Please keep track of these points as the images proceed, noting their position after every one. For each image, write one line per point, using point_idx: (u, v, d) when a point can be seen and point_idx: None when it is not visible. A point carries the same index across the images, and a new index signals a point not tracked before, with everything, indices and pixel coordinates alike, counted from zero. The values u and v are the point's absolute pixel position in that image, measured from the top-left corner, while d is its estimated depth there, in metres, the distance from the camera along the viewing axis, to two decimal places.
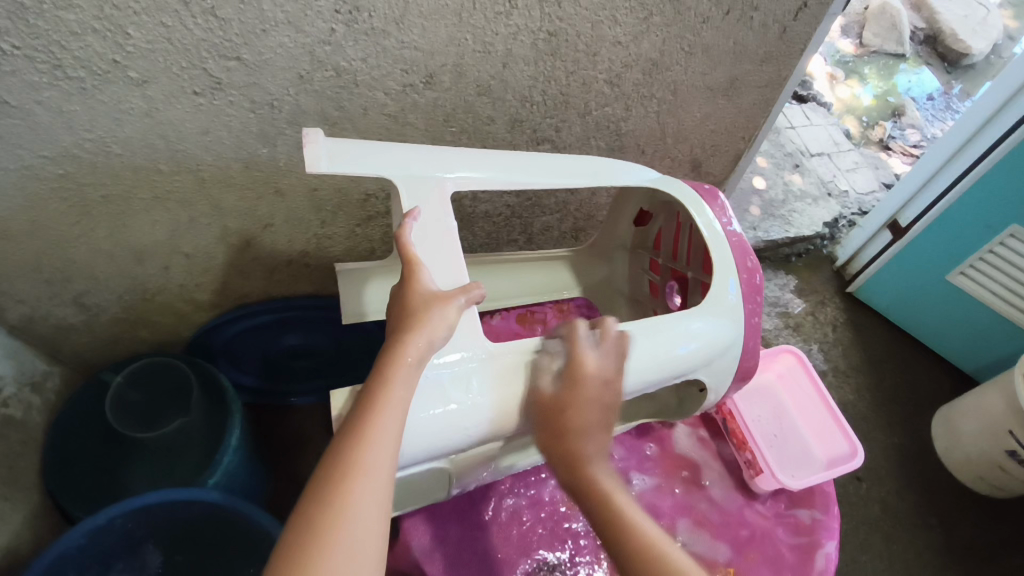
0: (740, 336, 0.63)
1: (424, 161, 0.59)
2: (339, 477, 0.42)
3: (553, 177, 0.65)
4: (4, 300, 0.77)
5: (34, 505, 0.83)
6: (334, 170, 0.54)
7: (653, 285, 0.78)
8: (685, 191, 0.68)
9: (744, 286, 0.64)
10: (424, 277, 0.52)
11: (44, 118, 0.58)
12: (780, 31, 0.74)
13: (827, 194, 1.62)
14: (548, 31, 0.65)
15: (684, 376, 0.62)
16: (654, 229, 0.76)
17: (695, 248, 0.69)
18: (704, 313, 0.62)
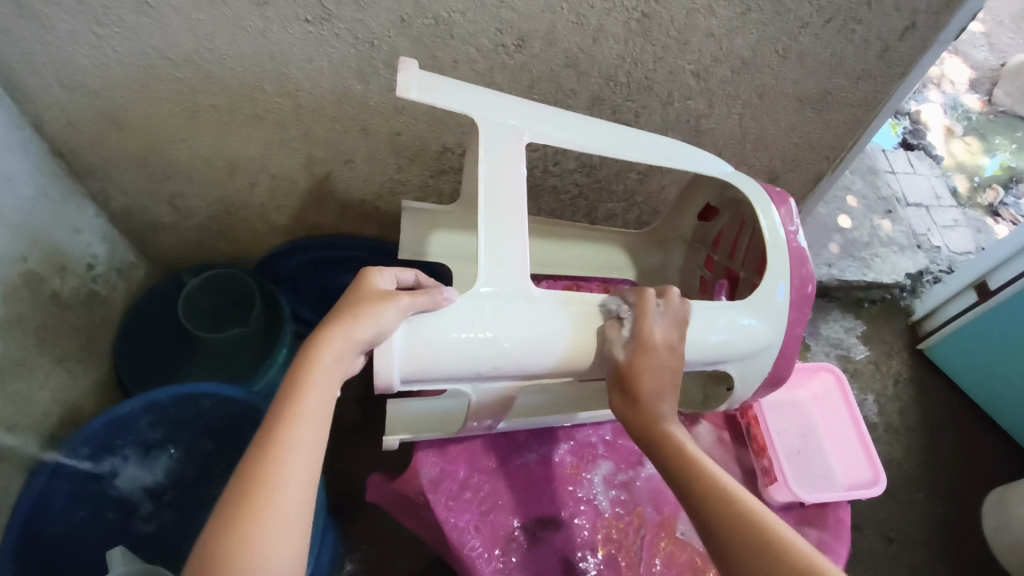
0: (778, 341, 0.61)
1: (506, 108, 0.58)
2: (250, 500, 0.40)
3: (628, 151, 0.63)
4: (110, 187, 0.86)
5: (101, 375, 0.91)
6: (421, 99, 0.54)
7: (703, 281, 0.77)
8: (756, 189, 0.65)
9: (795, 294, 0.61)
10: (360, 287, 0.50)
11: (173, 22, 0.65)
12: (883, 50, 0.72)
13: (916, 246, 1.55)
14: (642, 12, 0.66)
15: (716, 366, 0.59)
16: (717, 226, 0.75)
17: (753, 251, 0.67)
18: (750, 309, 0.59)
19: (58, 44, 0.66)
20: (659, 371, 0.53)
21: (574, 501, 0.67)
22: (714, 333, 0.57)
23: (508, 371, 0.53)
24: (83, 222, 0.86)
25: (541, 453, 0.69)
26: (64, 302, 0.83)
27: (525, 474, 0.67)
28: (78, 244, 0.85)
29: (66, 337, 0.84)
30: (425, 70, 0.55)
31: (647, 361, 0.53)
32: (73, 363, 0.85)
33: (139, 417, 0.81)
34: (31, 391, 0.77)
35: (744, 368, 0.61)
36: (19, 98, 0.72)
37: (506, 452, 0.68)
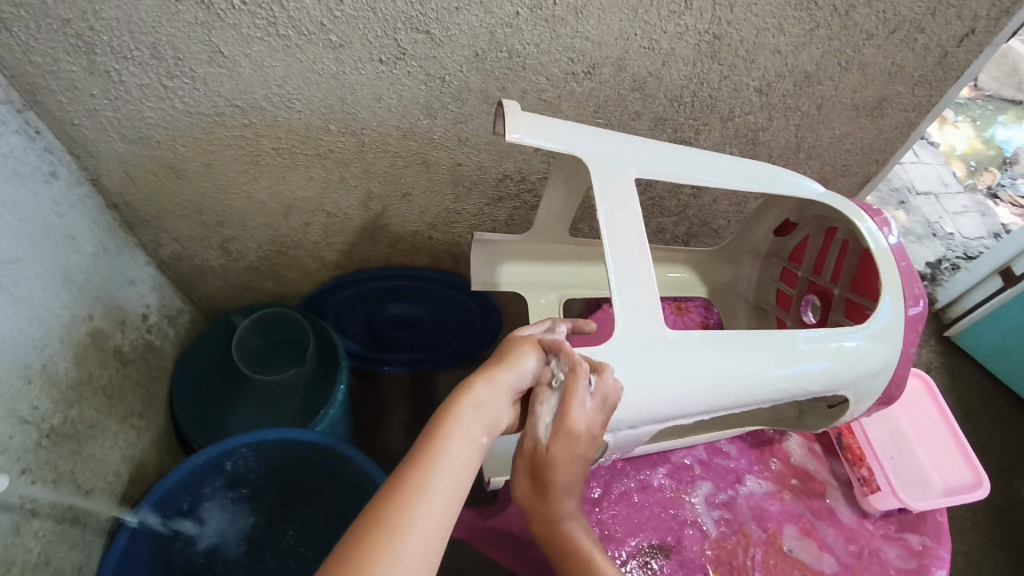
0: (893, 363, 0.64)
1: (614, 147, 0.60)
2: (378, 536, 0.37)
3: (727, 178, 0.65)
4: (161, 235, 0.84)
5: (160, 427, 0.89)
6: (531, 141, 0.55)
7: (782, 295, 0.81)
8: (846, 203, 0.68)
9: (910, 315, 0.64)
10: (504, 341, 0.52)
11: (246, 70, 0.64)
12: (940, 56, 0.74)
13: (930, 235, 1.59)
14: (713, 34, 0.66)
15: (834, 391, 0.62)
16: (798, 238, 0.78)
17: (846, 267, 0.71)
18: (865, 335, 0.62)
19: (126, 97, 0.65)
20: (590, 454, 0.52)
21: (680, 523, 0.67)
22: (836, 362, 0.61)
23: (643, 419, 0.55)
24: (136, 272, 0.84)
25: (641, 479, 0.70)
26: (126, 356, 0.81)
27: (631, 502, 0.67)
28: (134, 295, 0.83)
29: (130, 393, 0.81)
30: (529, 112, 0.56)
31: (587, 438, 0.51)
32: (138, 419, 0.82)
33: (215, 471, 0.79)
34: (104, 452, 0.75)
35: (860, 390, 0.63)
36: (79, 153, 0.70)
37: (607, 481, 0.69)
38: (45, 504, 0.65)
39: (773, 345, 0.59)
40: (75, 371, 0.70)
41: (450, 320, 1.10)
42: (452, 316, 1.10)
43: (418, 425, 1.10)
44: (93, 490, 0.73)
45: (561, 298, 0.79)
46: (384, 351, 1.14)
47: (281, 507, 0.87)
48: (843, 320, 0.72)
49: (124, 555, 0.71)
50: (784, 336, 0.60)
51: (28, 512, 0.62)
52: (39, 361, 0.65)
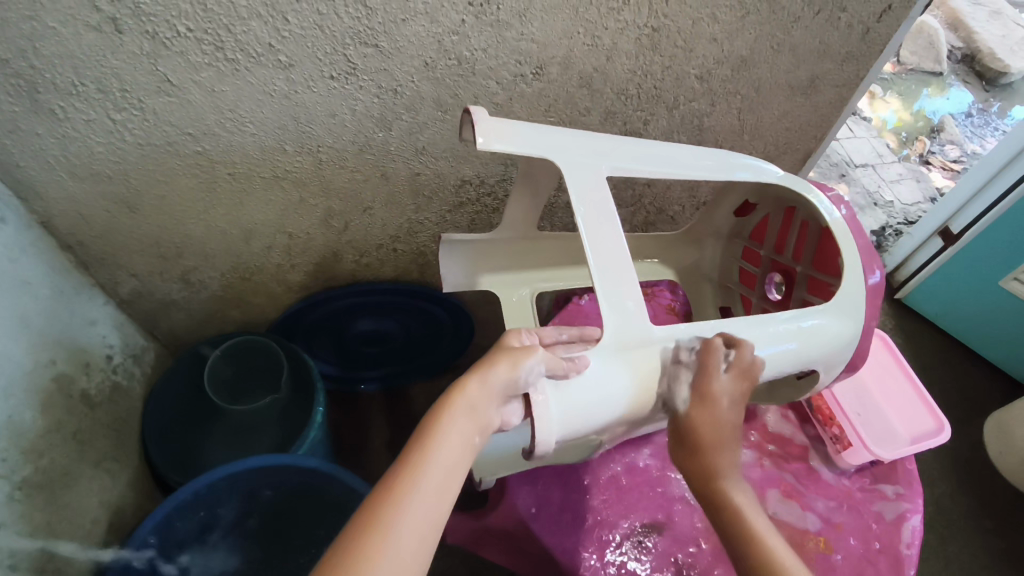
0: (856, 336, 0.67)
1: (580, 146, 0.61)
2: (367, 536, 0.39)
3: (686, 169, 0.66)
4: (119, 273, 0.83)
5: (135, 469, 0.87)
6: (501, 148, 0.56)
7: (745, 273, 0.84)
8: (801, 182, 0.71)
9: (870, 285, 0.68)
10: (510, 339, 0.54)
11: (196, 98, 0.63)
12: (863, 32, 0.78)
13: (872, 204, 1.66)
14: (652, 26, 0.69)
15: (804, 368, 0.65)
16: (758, 217, 0.81)
17: (807, 245, 0.74)
18: (825, 312, 0.66)
19: (73, 134, 0.64)
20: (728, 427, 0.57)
21: (669, 499, 0.69)
22: (803, 340, 0.64)
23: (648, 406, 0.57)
24: (95, 313, 0.82)
25: (626, 462, 0.73)
26: (94, 400, 0.79)
27: (619, 484, 0.70)
28: (95, 336, 0.81)
29: (100, 436, 0.79)
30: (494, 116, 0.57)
31: (707, 419, 0.57)
32: (112, 462, 0.81)
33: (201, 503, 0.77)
34: (80, 499, 0.73)
35: (829, 363, 0.66)
36: (27, 194, 0.69)
37: (593, 469, 0.72)
38: (25, 558, 0.63)
39: (745, 328, 0.62)
40: (44, 419, 0.69)
41: (421, 333, 1.11)
42: (423, 327, 1.10)
43: (399, 440, 1.09)
44: (74, 540, 0.71)
45: (533, 292, 0.81)
46: (359, 368, 1.13)
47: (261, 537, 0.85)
48: (807, 296, 0.75)
49: None
50: (751, 322, 0.63)
51: (6, 567, 0.60)
52: (4, 412, 0.63)
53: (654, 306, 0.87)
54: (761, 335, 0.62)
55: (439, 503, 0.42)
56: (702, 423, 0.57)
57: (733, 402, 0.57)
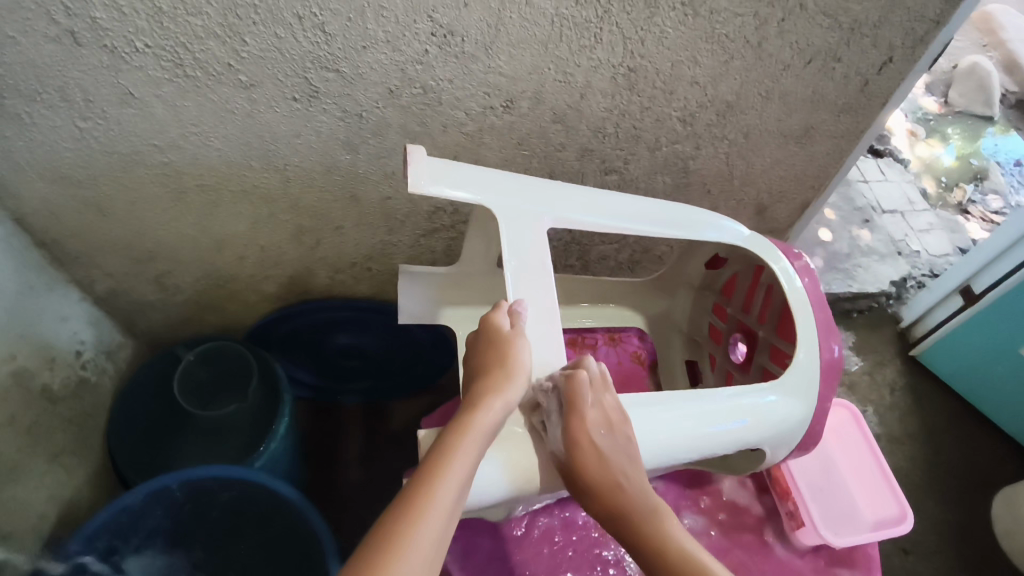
0: (809, 413, 0.69)
1: (528, 197, 0.63)
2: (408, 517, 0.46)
3: (645, 226, 0.69)
4: (94, 272, 0.84)
5: (95, 466, 0.88)
6: (433, 190, 0.57)
7: (713, 329, 0.86)
8: (767, 246, 0.73)
9: (824, 362, 0.70)
10: (498, 321, 0.59)
11: (158, 111, 0.64)
12: (861, 85, 0.75)
13: (896, 253, 1.53)
14: (628, 67, 0.67)
15: (753, 446, 0.67)
16: (727, 273, 0.82)
17: (770, 308, 0.76)
18: (777, 390, 0.68)
19: (39, 138, 0.64)
20: (617, 452, 0.57)
21: (601, 563, 0.74)
22: (754, 418, 0.66)
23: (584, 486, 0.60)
24: (69, 310, 0.83)
25: (565, 517, 0.76)
26: (56, 395, 0.80)
27: (552, 541, 0.74)
28: (65, 333, 0.82)
29: (59, 432, 0.80)
30: (434, 158, 0.59)
31: (588, 451, 0.56)
32: (68, 458, 0.82)
33: (154, 508, 0.78)
34: (27, 494, 0.75)
35: (777, 441, 0.69)
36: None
37: (528, 521, 0.75)
38: None
39: (696, 404, 0.64)
40: None
41: (397, 351, 1.08)
42: (400, 350, 1.08)
43: (367, 458, 1.08)
44: (13, 536, 0.72)
45: None
46: (340, 382, 1.12)
47: (211, 547, 0.85)
48: (766, 363, 0.76)
49: None
50: (705, 398, 0.65)
51: None
52: None
53: (620, 352, 0.87)
54: (715, 409, 0.65)
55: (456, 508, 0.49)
56: (586, 457, 0.56)
57: (602, 423, 0.58)
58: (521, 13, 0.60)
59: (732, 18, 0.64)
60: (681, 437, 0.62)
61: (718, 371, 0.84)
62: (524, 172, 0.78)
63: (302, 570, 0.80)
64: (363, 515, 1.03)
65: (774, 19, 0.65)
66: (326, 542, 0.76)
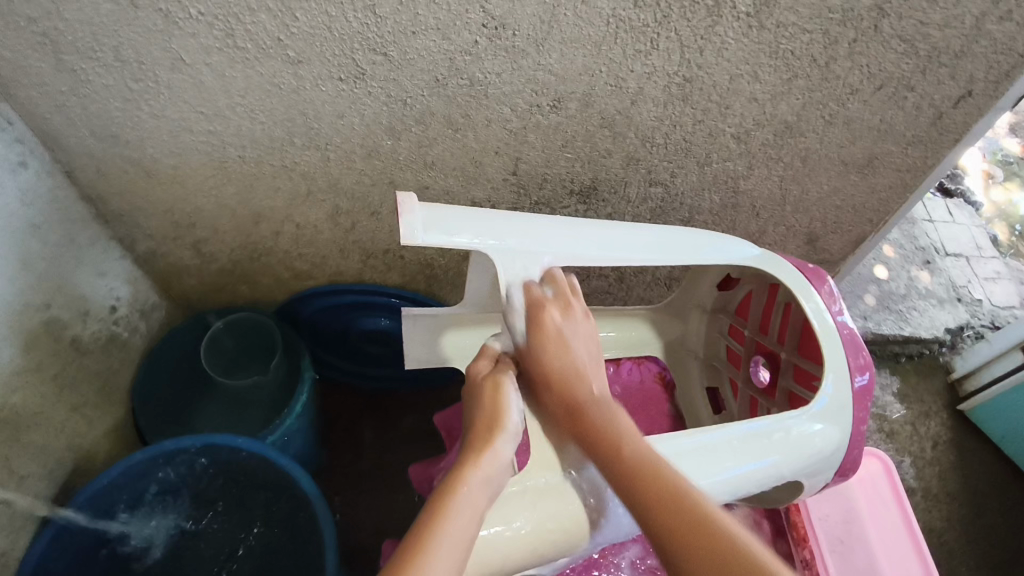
0: (842, 446, 0.66)
1: (525, 237, 0.62)
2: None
3: (661, 249, 0.68)
4: (136, 232, 0.86)
5: (117, 420, 0.90)
6: (429, 238, 0.57)
7: (731, 352, 0.84)
8: (791, 273, 0.71)
9: (855, 387, 0.67)
10: (477, 371, 0.60)
11: (207, 78, 0.64)
12: (935, 117, 0.70)
13: (956, 299, 1.44)
14: (683, 76, 0.64)
15: (789, 478, 0.64)
16: (742, 292, 0.81)
17: (790, 331, 0.74)
18: (808, 420, 0.64)
19: (93, 95, 0.66)
20: (577, 345, 0.60)
21: None
22: (788, 450, 0.63)
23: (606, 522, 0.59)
24: (108, 266, 0.85)
25: None
26: (85, 347, 0.82)
27: None
28: (102, 287, 0.84)
29: (84, 383, 0.82)
30: (427, 206, 0.59)
31: (547, 342, 0.59)
32: (91, 410, 0.84)
33: (163, 468, 0.78)
34: (47, 441, 0.77)
35: (814, 471, 0.65)
36: (52, 145, 0.72)
37: None
38: None
39: (729, 439, 0.61)
40: (23, 359, 0.72)
41: None
42: None
43: (381, 445, 1.08)
44: (29, 478, 0.74)
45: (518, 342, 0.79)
46: (358, 365, 1.12)
47: (223, 512, 0.86)
48: (792, 386, 0.74)
49: (44, 554, 0.70)
50: (736, 431, 0.62)
51: None
52: None
53: (643, 371, 0.88)
54: (739, 446, 0.61)
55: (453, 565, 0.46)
56: (545, 350, 0.59)
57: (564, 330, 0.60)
58: (577, 12, 0.58)
59: (800, 34, 0.60)
60: (699, 481, 0.58)
61: (740, 397, 0.82)
62: (566, 174, 0.76)
63: (304, 545, 0.80)
64: (368, 506, 1.03)
65: (846, 39, 0.61)
66: (326, 524, 0.74)
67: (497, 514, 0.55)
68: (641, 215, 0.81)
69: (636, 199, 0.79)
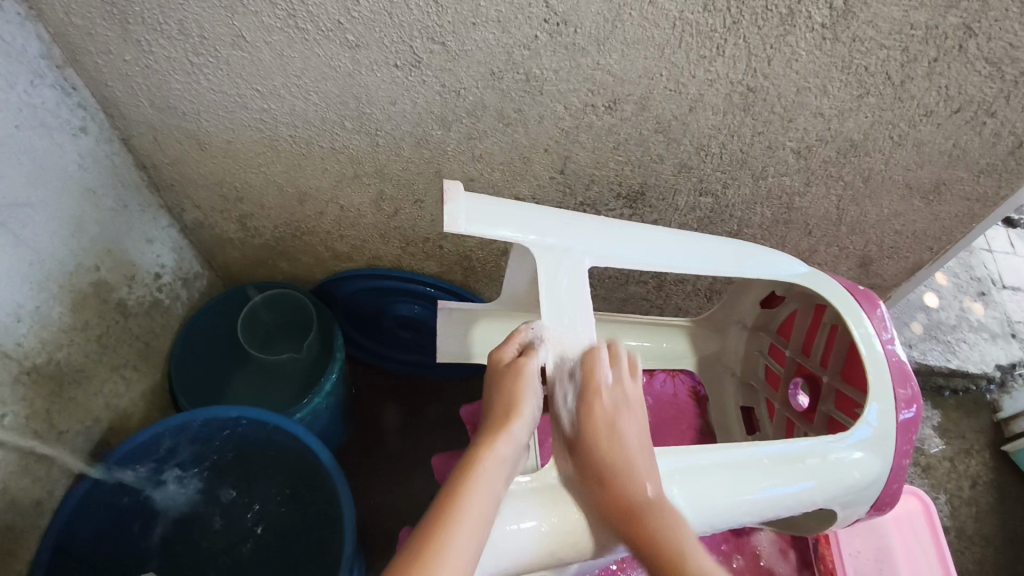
0: (883, 478, 0.63)
1: (567, 234, 0.60)
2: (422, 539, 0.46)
3: (708, 260, 0.66)
4: (184, 202, 0.87)
5: (154, 384, 0.92)
6: (470, 230, 0.56)
7: (770, 372, 0.81)
8: (839, 293, 0.69)
9: (900, 420, 0.64)
10: (501, 352, 0.58)
11: (266, 57, 0.64)
12: (1014, 146, 0.66)
13: (1009, 334, 1.37)
14: (747, 85, 0.61)
15: (822, 506, 0.61)
16: (785, 312, 0.78)
17: (835, 355, 0.71)
18: (849, 447, 0.62)
19: (155, 66, 0.67)
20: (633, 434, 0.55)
21: None
22: (823, 477, 0.60)
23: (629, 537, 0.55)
24: (157, 233, 0.87)
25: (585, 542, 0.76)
26: (129, 311, 0.84)
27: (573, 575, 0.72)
28: (149, 254, 0.86)
29: (126, 346, 0.85)
30: (471, 196, 0.57)
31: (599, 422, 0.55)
32: (130, 372, 0.86)
33: (195, 435, 0.80)
34: (87, 398, 0.79)
35: (851, 501, 0.62)
36: (112, 113, 0.73)
37: None
38: (15, 441, 0.68)
39: (764, 461, 0.59)
40: (71, 318, 0.74)
41: None
42: None
43: (405, 431, 1.09)
44: (68, 434, 0.76)
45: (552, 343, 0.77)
46: (390, 349, 1.12)
47: (248, 483, 0.87)
48: (832, 412, 0.71)
49: (76, 510, 0.72)
50: (772, 454, 0.59)
51: None
52: (31, 303, 0.68)
53: (676, 384, 0.86)
54: (771, 467, 0.59)
55: (477, 522, 0.47)
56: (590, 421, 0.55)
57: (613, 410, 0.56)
58: (643, 12, 0.56)
59: (877, 50, 0.57)
60: (726, 500, 0.56)
61: (776, 420, 0.79)
62: (614, 177, 0.74)
63: (325, 524, 0.81)
64: (387, 491, 1.03)
65: (926, 58, 0.58)
66: (347, 505, 0.74)
67: (536, 507, 0.52)
68: (688, 224, 0.79)
69: (683, 207, 0.77)
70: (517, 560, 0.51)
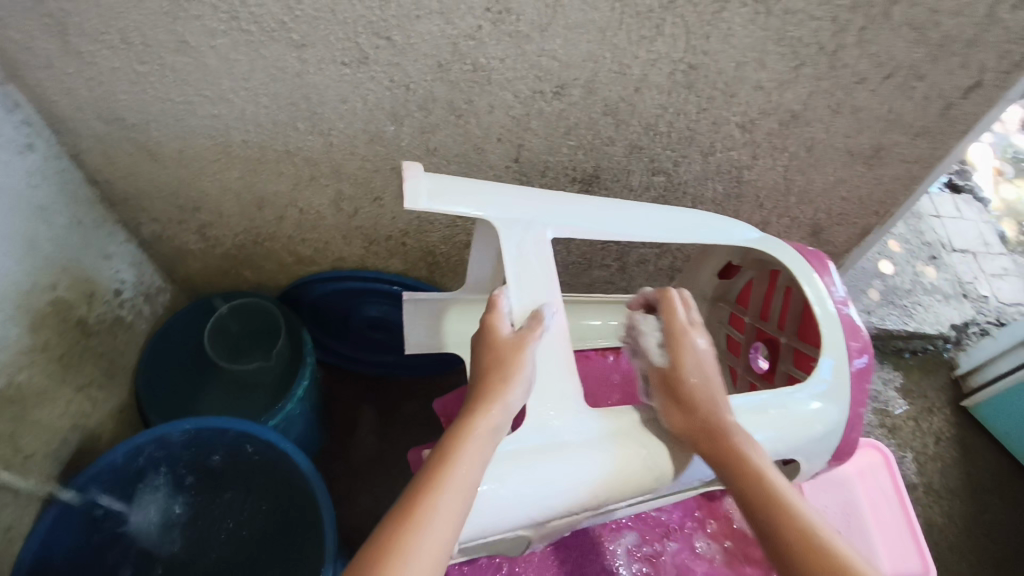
0: (841, 426, 0.65)
1: (525, 205, 0.62)
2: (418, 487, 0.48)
3: (662, 230, 0.68)
4: (141, 215, 0.86)
5: (122, 401, 0.91)
6: (432, 206, 0.56)
7: (731, 340, 0.84)
8: (789, 253, 0.71)
9: (853, 369, 0.66)
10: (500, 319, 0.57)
11: (211, 61, 0.64)
12: (944, 107, 0.69)
13: (961, 295, 1.43)
14: (688, 63, 0.63)
15: (784, 456, 0.63)
16: (741, 281, 0.82)
17: (790, 315, 0.74)
18: (807, 399, 0.64)
19: (100, 78, 0.66)
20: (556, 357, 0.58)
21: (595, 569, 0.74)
22: (784, 428, 0.62)
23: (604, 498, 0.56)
24: (114, 249, 0.86)
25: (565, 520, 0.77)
26: (91, 329, 0.83)
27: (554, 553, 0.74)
28: (108, 270, 0.85)
29: (90, 364, 0.83)
30: (431, 174, 0.58)
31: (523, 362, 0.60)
32: (96, 391, 0.85)
33: (169, 448, 0.79)
34: (53, 420, 0.78)
35: (812, 450, 0.65)
36: (58, 129, 0.72)
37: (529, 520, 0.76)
38: None
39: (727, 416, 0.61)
40: (30, 339, 0.73)
41: None
42: None
43: (382, 430, 1.09)
44: (35, 457, 0.75)
45: None
46: (360, 350, 1.12)
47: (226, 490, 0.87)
48: (791, 369, 0.74)
49: (49, 534, 0.71)
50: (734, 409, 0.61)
51: None
52: None
53: None
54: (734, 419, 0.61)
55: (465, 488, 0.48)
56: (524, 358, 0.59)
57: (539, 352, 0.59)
58: None
59: (808, 21, 0.60)
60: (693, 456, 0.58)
61: (741, 384, 0.81)
62: (569, 162, 0.75)
63: (305, 526, 0.80)
64: (367, 491, 1.03)
65: (854, 26, 0.60)
66: (325, 506, 0.74)
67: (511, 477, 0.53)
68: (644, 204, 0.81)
69: (638, 187, 0.79)
70: (497, 525, 0.52)
